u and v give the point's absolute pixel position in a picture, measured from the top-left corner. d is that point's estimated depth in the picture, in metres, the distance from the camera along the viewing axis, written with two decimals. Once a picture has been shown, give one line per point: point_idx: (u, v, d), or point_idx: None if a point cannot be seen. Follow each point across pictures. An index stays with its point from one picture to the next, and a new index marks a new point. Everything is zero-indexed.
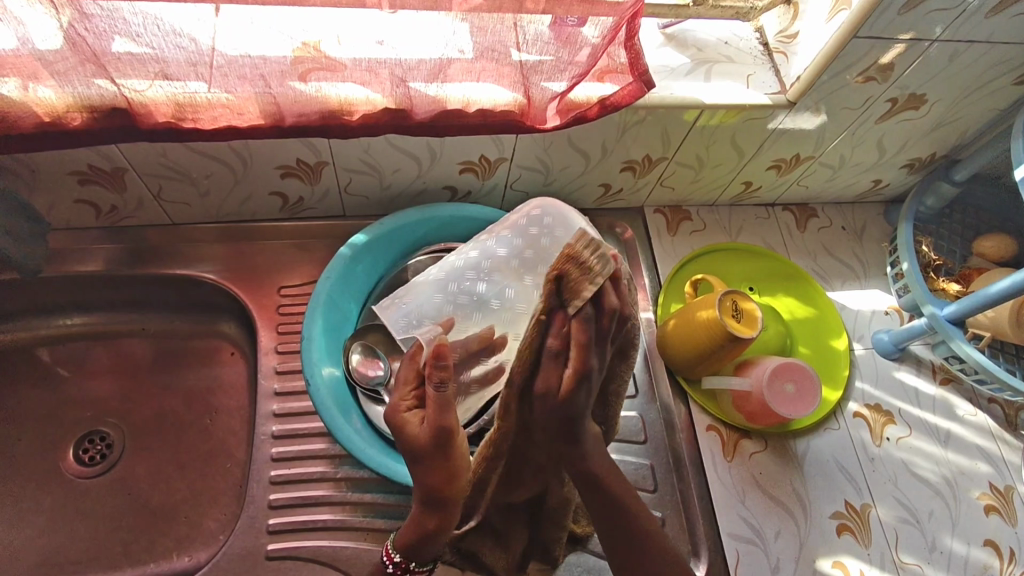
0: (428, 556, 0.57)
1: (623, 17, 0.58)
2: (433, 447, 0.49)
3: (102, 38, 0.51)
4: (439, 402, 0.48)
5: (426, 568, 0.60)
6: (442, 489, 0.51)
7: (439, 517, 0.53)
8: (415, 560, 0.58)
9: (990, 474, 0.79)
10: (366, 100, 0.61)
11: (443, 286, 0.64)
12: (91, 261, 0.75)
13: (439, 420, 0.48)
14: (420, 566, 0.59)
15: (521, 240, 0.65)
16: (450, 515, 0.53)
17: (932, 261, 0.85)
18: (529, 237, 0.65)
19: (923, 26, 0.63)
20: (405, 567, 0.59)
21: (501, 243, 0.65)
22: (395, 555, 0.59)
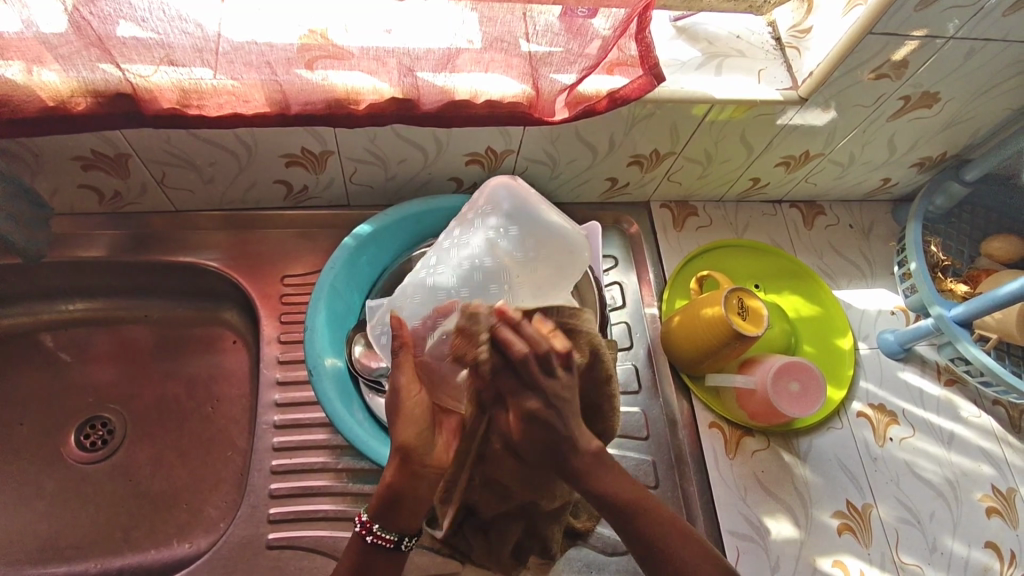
0: (393, 521, 0.49)
1: (635, 9, 0.58)
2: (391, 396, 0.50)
3: (107, 22, 0.50)
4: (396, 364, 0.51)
5: (393, 537, 0.49)
6: (400, 439, 0.49)
7: (400, 469, 0.49)
8: (382, 520, 0.48)
9: (993, 476, 0.79)
10: (373, 90, 0.60)
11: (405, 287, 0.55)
12: (93, 247, 0.75)
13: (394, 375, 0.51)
14: (387, 531, 0.48)
15: (479, 234, 0.56)
16: (413, 476, 0.49)
17: (941, 261, 0.84)
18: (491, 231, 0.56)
19: (938, 23, 0.62)
20: (369, 529, 0.48)
21: (462, 236, 0.57)
22: (364, 513, 0.49)
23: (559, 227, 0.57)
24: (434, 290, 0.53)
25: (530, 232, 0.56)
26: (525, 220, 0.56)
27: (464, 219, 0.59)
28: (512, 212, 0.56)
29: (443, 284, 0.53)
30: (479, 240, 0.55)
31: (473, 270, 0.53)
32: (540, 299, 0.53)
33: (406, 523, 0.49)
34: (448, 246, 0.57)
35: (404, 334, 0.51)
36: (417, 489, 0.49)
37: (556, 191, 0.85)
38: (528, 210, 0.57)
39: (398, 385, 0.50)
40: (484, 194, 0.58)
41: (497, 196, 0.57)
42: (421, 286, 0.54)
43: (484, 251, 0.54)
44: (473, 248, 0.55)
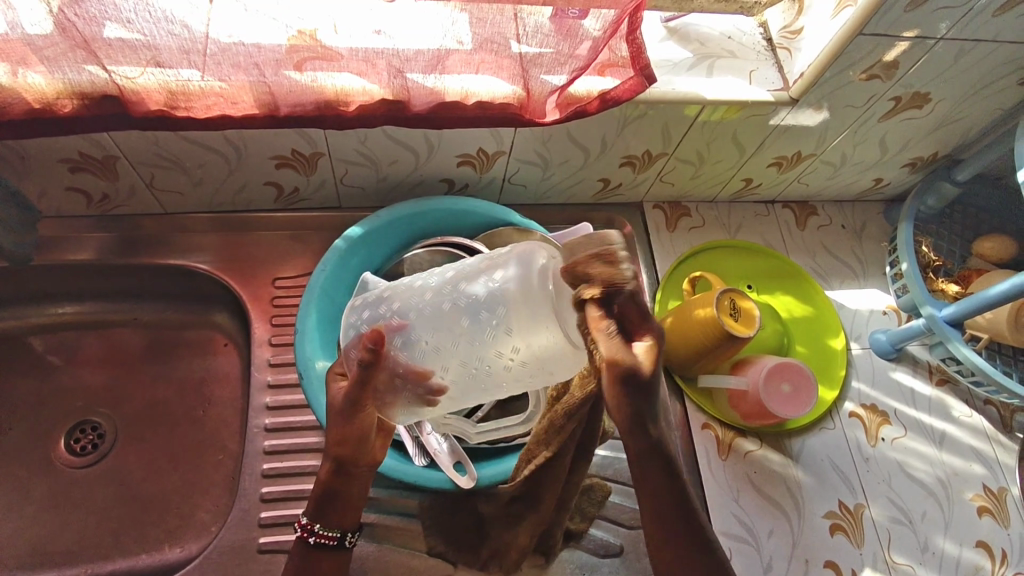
0: (333, 520, 0.55)
1: (625, 10, 0.57)
2: (343, 411, 0.52)
3: (93, 23, 0.50)
4: (359, 381, 0.49)
5: (334, 534, 0.55)
6: (336, 448, 0.54)
7: (338, 473, 0.55)
8: (322, 522, 0.54)
9: (984, 475, 0.79)
10: (362, 91, 0.60)
11: (411, 287, 0.55)
12: (81, 250, 0.74)
13: (351, 391, 0.50)
14: (328, 531, 0.54)
15: (479, 284, 0.49)
16: (349, 479, 0.55)
17: (932, 261, 0.84)
18: (490, 289, 0.49)
19: (929, 23, 0.62)
20: (311, 530, 0.54)
21: (474, 275, 0.51)
22: (304, 519, 0.55)
23: (565, 342, 0.47)
24: (411, 329, 0.50)
25: (514, 311, 0.47)
26: (526, 322, 0.47)
27: (486, 265, 0.51)
28: (517, 307, 0.47)
29: (424, 330, 0.50)
30: (478, 288, 0.49)
31: (442, 314, 0.50)
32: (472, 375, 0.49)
33: (346, 520, 0.55)
34: (459, 274, 0.52)
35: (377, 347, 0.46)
36: (354, 490, 0.56)
37: (548, 192, 0.84)
38: (538, 310, 0.46)
39: (354, 399, 0.50)
40: (509, 258, 0.49)
41: (517, 273, 0.48)
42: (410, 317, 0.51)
43: (474, 325, 0.49)
44: (468, 313, 0.49)
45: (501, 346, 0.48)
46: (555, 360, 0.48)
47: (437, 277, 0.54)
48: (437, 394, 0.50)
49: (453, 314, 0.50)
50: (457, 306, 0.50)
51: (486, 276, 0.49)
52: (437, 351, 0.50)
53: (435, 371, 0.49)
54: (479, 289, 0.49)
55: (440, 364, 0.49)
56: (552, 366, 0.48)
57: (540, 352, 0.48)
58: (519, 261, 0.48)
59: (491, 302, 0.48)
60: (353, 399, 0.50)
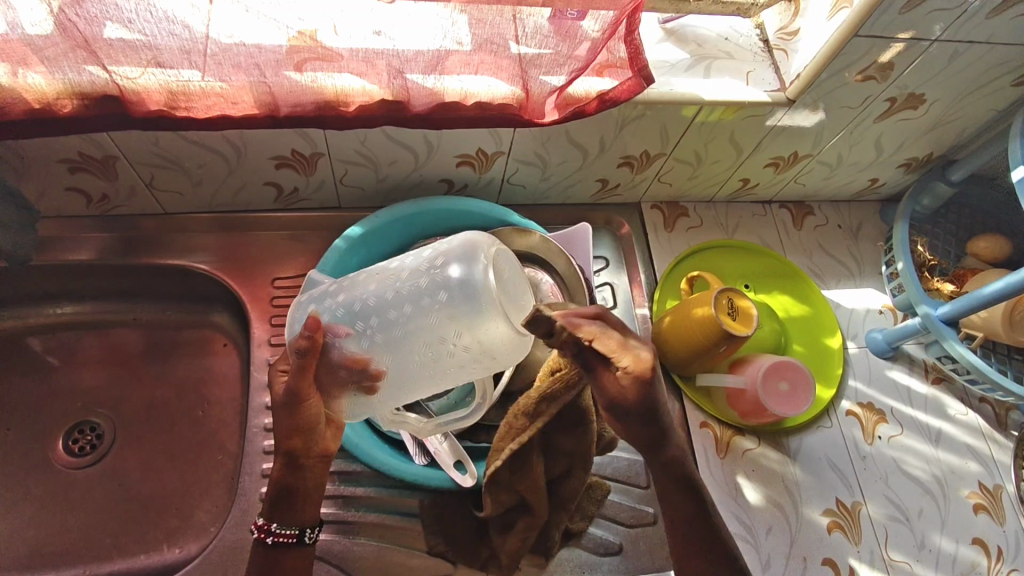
0: (289, 518, 0.55)
1: (623, 12, 0.58)
2: (286, 403, 0.53)
3: (93, 23, 0.50)
4: (297, 369, 0.51)
5: (293, 532, 0.55)
6: (285, 441, 0.55)
7: (289, 469, 0.56)
8: (278, 519, 0.55)
9: (980, 473, 0.80)
10: (362, 91, 0.60)
11: (353, 282, 0.58)
12: (80, 250, 0.74)
13: (291, 382, 0.51)
14: (286, 529, 0.54)
15: (421, 279, 0.53)
16: (300, 472, 0.56)
17: (927, 261, 0.85)
18: (431, 283, 0.52)
19: (923, 25, 0.63)
20: (268, 530, 0.54)
21: (417, 271, 0.54)
22: (259, 520, 0.54)
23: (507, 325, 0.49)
24: (355, 323, 0.53)
25: (456, 301, 0.50)
26: (470, 307, 0.49)
27: (430, 261, 0.54)
28: (458, 295, 0.50)
29: (367, 320, 0.53)
30: (420, 284, 0.52)
31: (384, 307, 0.53)
32: (412, 366, 0.52)
33: (303, 516, 0.56)
34: (400, 270, 0.56)
35: (316, 336, 0.50)
36: (307, 483, 0.57)
37: (547, 192, 0.85)
38: (479, 299, 0.49)
39: (295, 390, 0.51)
40: (453, 252, 0.53)
41: (456, 264, 0.51)
42: (354, 309, 0.54)
43: (417, 314, 0.52)
44: (413, 301, 0.52)
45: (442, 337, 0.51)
46: (497, 345, 0.49)
47: (380, 274, 0.57)
48: (375, 382, 0.53)
49: (394, 308, 0.53)
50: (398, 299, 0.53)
51: (429, 272, 0.53)
52: (379, 342, 0.52)
53: (372, 358, 0.52)
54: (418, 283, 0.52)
55: (379, 354, 0.52)
56: (495, 351, 0.50)
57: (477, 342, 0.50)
58: (460, 255, 0.52)
59: (432, 294, 0.51)
60: (294, 389, 0.52)
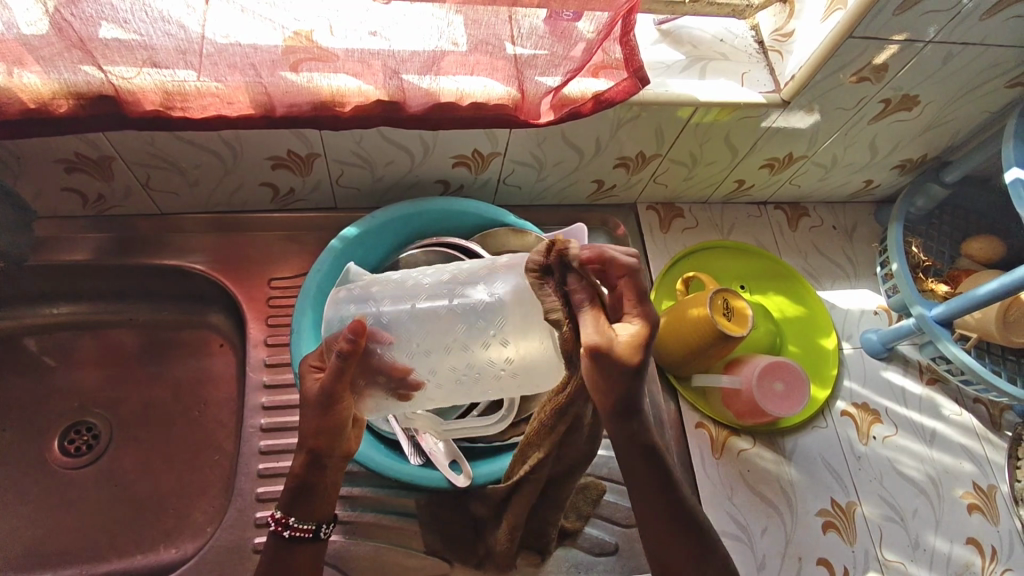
0: (307, 513, 0.54)
1: (618, 13, 0.58)
2: (319, 403, 0.51)
3: (89, 24, 0.50)
4: (334, 371, 0.49)
5: (310, 526, 0.54)
6: (310, 440, 0.53)
7: (312, 467, 0.54)
8: (296, 514, 0.54)
9: (974, 473, 0.80)
10: (358, 91, 0.60)
11: (381, 284, 0.55)
12: (77, 251, 0.74)
13: (326, 384, 0.50)
14: (303, 523, 0.54)
15: (466, 297, 0.50)
16: (322, 470, 0.55)
17: (921, 262, 0.85)
18: (480, 302, 0.50)
19: (917, 27, 0.63)
20: (285, 523, 0.53)
21: (461, 283, 0.52)
22: (277, 512, 0.54)
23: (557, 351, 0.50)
24: (396, 332, 0.50)
25: (509, 327, 0.49)
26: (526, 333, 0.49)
27: (476, 275, 0.51)
28: (512, 318, 0.49)
29: (413, 332, 0.50)
30: (467, 300, 0.50)
31: (429, 321, 0.50)
32: (456, 381, 0.51)
33: (320, 511, 0.55)
34: (439, 278, 0.53)
35: (359, 340, 0.48)
36: (326, 481, 0.55)
37: (544, 193, 0.85)
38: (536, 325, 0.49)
39: (331, 392, 0.50)
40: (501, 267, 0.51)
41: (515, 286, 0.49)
42: (401, 319, 0.50)
43: (467, 331, 0.50)
44: (464, 317, 0.50)
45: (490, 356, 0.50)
46: (544, 369, 0.51)
47: (423, 279, 0.53)
48: (411, 390, 0.51)
49: (440, 321, 0.50)
50: (445, 314, 0.50)
51: (475, 287, 0.51)
52: (423, 357, 0.50)
53: (414, 368, 0.50)
54: (465, 300, 0.50)
55: (423, 367, 0.50)
56: (539, 375, 0.51)
57: (527, 367, 0.50)
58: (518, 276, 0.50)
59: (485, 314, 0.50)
60: (328, 392, 0.51)
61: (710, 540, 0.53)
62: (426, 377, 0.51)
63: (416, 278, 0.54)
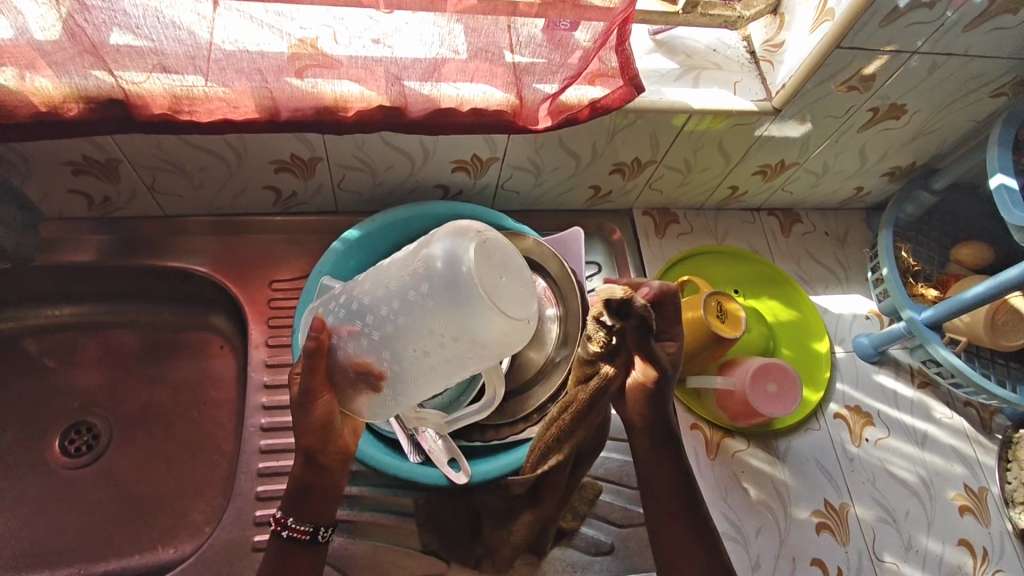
0: (306, 514, 0.54)
1: (613, 22, 0.59)
2: (299, 403, 0.52)
3: (101, 29, 0.51)
4: (308, 370, 0.51)
5: (307, 529, 0.54)
6: (302, 440, 0.54)
7: (308, 468, 0.56)
8: (293, 514, 0.54)
9: (965, 475, 0.81)
10: (361, 97, 0.62)
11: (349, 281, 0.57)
12: (81, 252, 0.75)
13: (303, 381, 0.51)
14: (300, 524, 0.54)
15: (402, 277, 0.50)
16: (321, 470, 0.56)
17: (911, 267, 0.86)
18: (414, 279, 0.49)
19: (904, 38, 0.66)
20: (282, 523, 0.53)
21: (400, 267, 0.52)
22: (278, 512, 0.54)
23: (506, 317, 0.46)
24: (353, 321, 0.52)
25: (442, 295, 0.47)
26: (455, 303, 0.46)
27: (413, 254, 0.51)
28: (446, 286, 0.47)
29: (363, 319, 0.51)
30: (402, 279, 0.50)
31: (373, 307, 0.51)
32: (418, 368, 0.50)
33: (318, 515, 0.55)
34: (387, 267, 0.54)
35: (321, 335, 0.50)
36: (325, 483, 0.56)
37: (540, 199, 0.87)
38: (465, 288, 0.46)
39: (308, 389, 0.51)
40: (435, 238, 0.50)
41: (442, 261, 0.47)
42: (353, 308, 0.52)
43: (407, 307, 0.49)
44: (401, 296, 0.49)
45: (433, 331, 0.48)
46: (501, 338, 0.47)
47: (385, 269, 0.54)
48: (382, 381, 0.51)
49: (385, 306, 0.50)
50: (386, 295, 0.51)
51: (410, 266, 0.50)
52: (377, 346, 0.50)
53: (376, 359, 0.51)
54: (401, 281, 0.50)
55: (380, 357, 0.50)
56: (488, 341, 0.47)
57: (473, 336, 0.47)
58: (443, 244, 0.48)
59: (419, 285, 0.48)
60: (305, 390, 0.51)
61: (701, 534, 0.55)
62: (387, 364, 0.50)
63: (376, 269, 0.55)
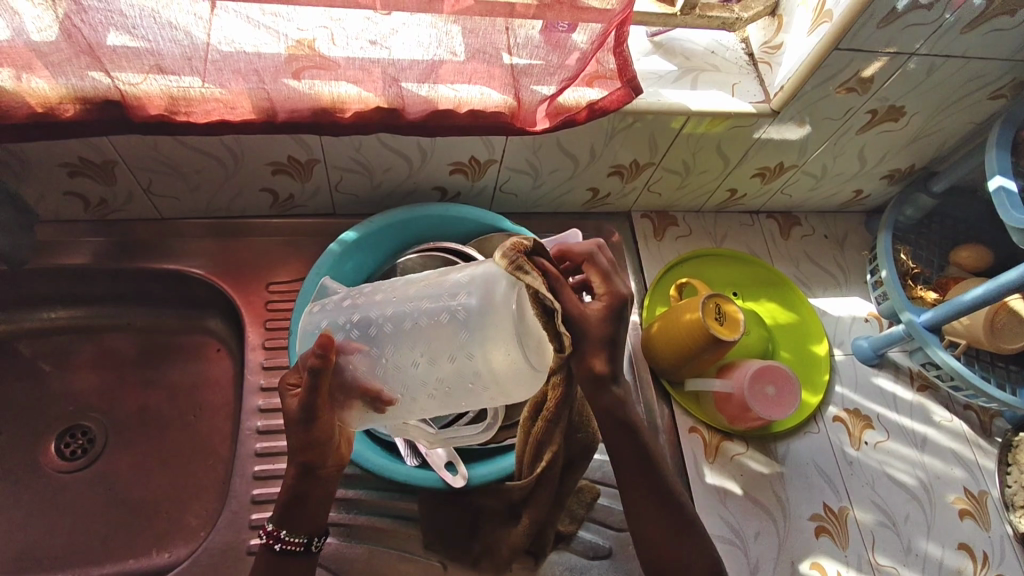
0: (299, 526, 0.56)
1: (611, 23, 0.59)
2: (301, 420, 0.51)
3: (98, 30, 0.51)
4: (311, 387, 0.49)
5: (301, 540, 0.56)
6: (300, 455, 0.54)
7: (304, 479, 0.56)
8: (288, 527, 0.56)
9: (965, 479, 0.81)
10: (358, 98, 0.62)
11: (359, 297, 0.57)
12: (77, 254, 0.75)
13: (306, 399, 0.50)
14: (294, 536, 0.56)
15: (428, 305, 0.50)
16: (316, 481, 0.56)
17: (911, 270, 0.86)
18: (440, 309, 0.49)
19: (902, 40, 0.65)
20: (276, 536, 0.55)
21: (421, 294, 0.51)
22: (270, 525, 0.56)
23: (524, 361, 0.47)
24: (368, 343, 0.51)
25: (473, 331, 0.47)
26: (485, 340, 0.47)
27: (440, 281, 0.51)
28: (480, 327, 0.47)
29: (381, 345, 0.51)
30: (427, 305, 0.50)
31: (393, 331, 0.51)
32: (429, 398, 0.51)
33: (311, 525, 0.57)
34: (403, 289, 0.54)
35: (329, 352, 0.47)
36: (318, 493, 0.57)
37: (538, 201, 0.86)
38: (502, 329, 0.47)
39: (312, 407, 0.50)
40: (469, 270, 0.50)
41: (478, 298, 0.47)
42: (370, 331, 0.52)
43: (432, 337, 0.49)
44: (426, 326, 0.49)
45: (454, 364, 0.49)
46: (514, 378, 0.48)
47: (404, 287, 0.54)
48: (387, 404, 0.51)
49: (407, 332, 0.50)
50: (409, 323, 0.50)
51: (436, 295, 0.50)
52: (392, 373, 0.51)
53: (387, 385, 0.51)
54: (426, 309, 0.50)
55: (395, 383, 0.51)
56: (510, 382, 0.49)
57: (495, 377, 0.48)
58: (481, 280, 0.48)
59: (450, 317, 0.48)
60: (307, 408, 0.50)
61: None
62: (395, 392, 0.51)
63: (390, 289, 0.55)
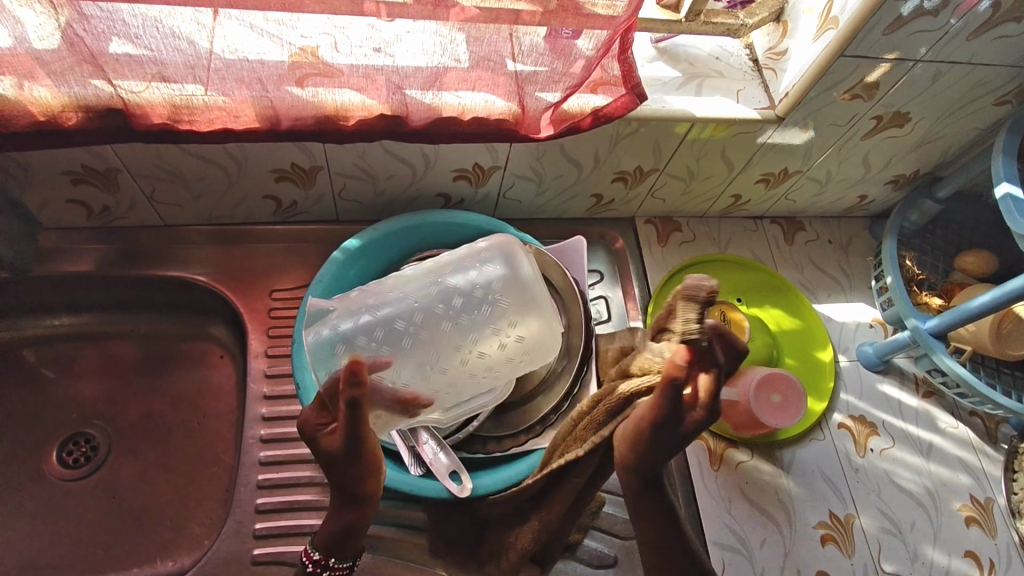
0: (347, 552, 0.57)
1: (616, 31, 0.59)
2: (346, 455, 0.49)
3: (100, 39, 0.51)
4: (352, 420, 0.47)
5: (348, 564, 0.57)
6: (349, 488, 0.53)
7: (351, 511, 0.55)
8: (335, 555, 0.56)
9: (971, 486, 0.80)
10: (361, 105, 0.61)
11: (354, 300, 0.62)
12: (79, 262, 0.75)
13: (350, 432, 0.48)
14: (341, 562, 0.57)
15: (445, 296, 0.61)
16: (361, 509, 0.55)
17: (915, 275, 0.86)
18: (464, 299, 0.61)
19: (907, 46, 0.65)
20: (324, 564, 0.56)
21: (434, 288, 0.61)
22: (315, 555, 0.56)
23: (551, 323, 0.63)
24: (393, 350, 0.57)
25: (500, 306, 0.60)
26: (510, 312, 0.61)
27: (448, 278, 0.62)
28: (505, 303, 0.61)
29: (407, 350, 0.58)
30: (448, 298, 0.60)
31: (413, 331, 0.59)
32: (466, 377, 0.60)
33: (357, 549, 0.58)
34: (407, 290, 0.62)
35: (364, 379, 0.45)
36: (365, 520, 0.56)
37: (542, 208, 0.86)
38: (524, 298, 0.61)
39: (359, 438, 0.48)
40: (479, 260, 0.63)
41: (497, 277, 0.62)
42: (390, 338, 0.58)
43: (459, 322, 0.60)
44: (449, 316, 0.60)
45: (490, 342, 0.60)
46: (542, 343, 0.62)
47: (403, 283, 0.63)
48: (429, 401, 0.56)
49: (428, 326, 0.59)
50: (430, 316, 0.59)
51: (448, 288, 0.61)
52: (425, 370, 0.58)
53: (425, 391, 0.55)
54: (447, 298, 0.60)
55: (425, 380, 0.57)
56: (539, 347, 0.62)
57: (533, 343, 0.62)
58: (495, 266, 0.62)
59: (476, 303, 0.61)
60: (353, 442, 0.48)
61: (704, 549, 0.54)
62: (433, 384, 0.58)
63: (390, 287, 0.63)
